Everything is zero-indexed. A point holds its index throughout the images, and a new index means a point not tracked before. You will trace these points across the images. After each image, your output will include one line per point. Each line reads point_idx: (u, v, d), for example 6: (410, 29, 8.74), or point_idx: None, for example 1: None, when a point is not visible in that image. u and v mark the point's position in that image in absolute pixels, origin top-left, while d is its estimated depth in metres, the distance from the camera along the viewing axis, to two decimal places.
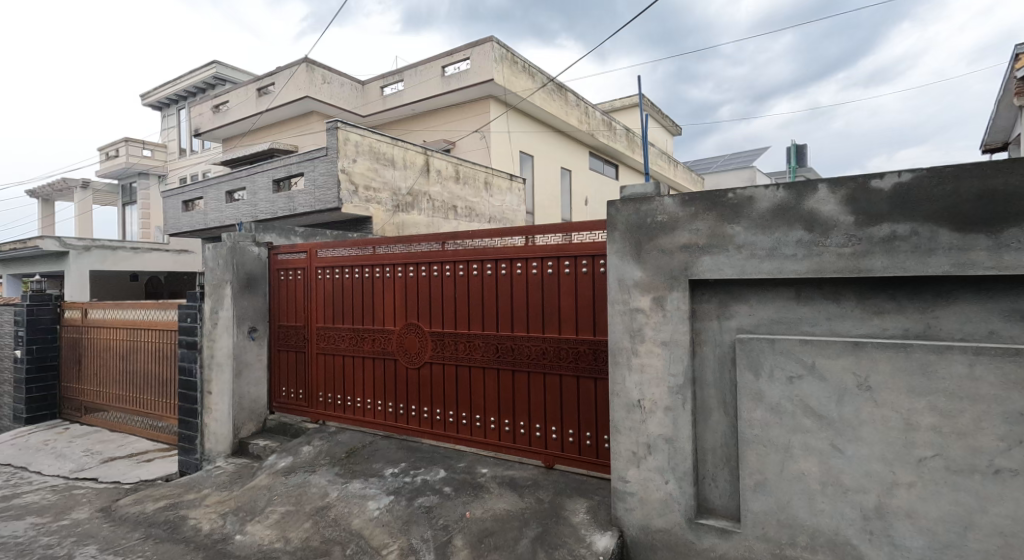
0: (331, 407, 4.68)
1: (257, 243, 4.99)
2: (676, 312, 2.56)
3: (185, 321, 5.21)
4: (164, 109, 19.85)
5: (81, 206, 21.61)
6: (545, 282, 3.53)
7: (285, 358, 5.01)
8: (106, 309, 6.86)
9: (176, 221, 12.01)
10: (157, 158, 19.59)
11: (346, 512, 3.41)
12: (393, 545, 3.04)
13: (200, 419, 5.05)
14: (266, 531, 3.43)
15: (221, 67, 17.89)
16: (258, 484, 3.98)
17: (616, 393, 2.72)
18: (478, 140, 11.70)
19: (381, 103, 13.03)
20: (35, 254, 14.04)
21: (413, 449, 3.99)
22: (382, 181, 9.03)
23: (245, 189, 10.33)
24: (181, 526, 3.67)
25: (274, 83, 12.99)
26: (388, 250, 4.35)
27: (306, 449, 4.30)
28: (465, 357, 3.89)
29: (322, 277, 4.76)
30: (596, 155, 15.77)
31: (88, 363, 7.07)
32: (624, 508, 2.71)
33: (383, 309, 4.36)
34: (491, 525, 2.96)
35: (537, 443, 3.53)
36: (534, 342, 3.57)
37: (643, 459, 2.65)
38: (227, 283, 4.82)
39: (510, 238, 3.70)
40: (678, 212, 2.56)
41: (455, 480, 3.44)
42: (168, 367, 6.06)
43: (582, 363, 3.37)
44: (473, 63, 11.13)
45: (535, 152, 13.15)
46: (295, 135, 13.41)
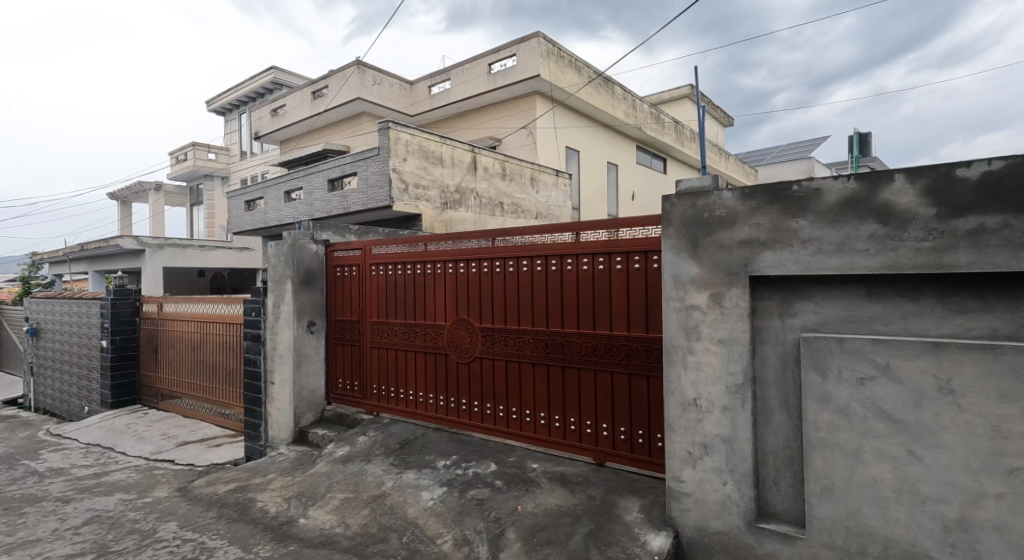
0: (384, 400, 4.81)
1: (315, 241, 5.20)
2: (734, 309, 2.48)
3: (249, 315, 5.48)
4: (227, 114, 20.94)
5: (155, 208, 23.14)
6: (596, 278, 3.50)
7: (342, 351, 5.20)
8: (178, 303, 7.32)
9: (240, 220, 12.64)
10: (221, 160, 20.67)
11: (401, 501, 3.51)
12: (447, 535, 3.11)
13: (264, 408, 5.31)
14: (327, 516, 3.58)
15: (278, 72, 18.69)
16: (318, 472, 4.15)
17: (670, 392, 2.68)
18: (525, 136, 11.71)
19: (430, 102, 13.23)
20: (116, 251, 15.16)
21: (465, 443, 4.05)
22: (431, 179, 9.20)
23: (302, 188, 10.74)
24: (250, 508, 3.89)
25: (328, 86, 13.43)
26: (438, 247, 4.44)
27: (362, 439, 4.45)
28: (514, 352, 3.91)
29: (375, 273, 4.89)
30: (644, 149, 15.45)
31: (163, 353, 7.58)
32: (679, 508, 2.66)
33: (435, 305, 4.45)
34: (542, 520, 2.97)
35: (588, 439, 3.52)
36: (584, 338, 3.55)
37: (699, 459, 2.59)
38: (287, 279, 5.05)
39: (560, 234, 3.70)
40: (738, 207, 2.48)
41: (506, 474, 3.47)
42: (234, 357, 6.42)
43: (634, 360, 3.32)
44: (520, 59, 11.13)
45: (581, 147, 13.02)
46: (348, 136, 13.84)
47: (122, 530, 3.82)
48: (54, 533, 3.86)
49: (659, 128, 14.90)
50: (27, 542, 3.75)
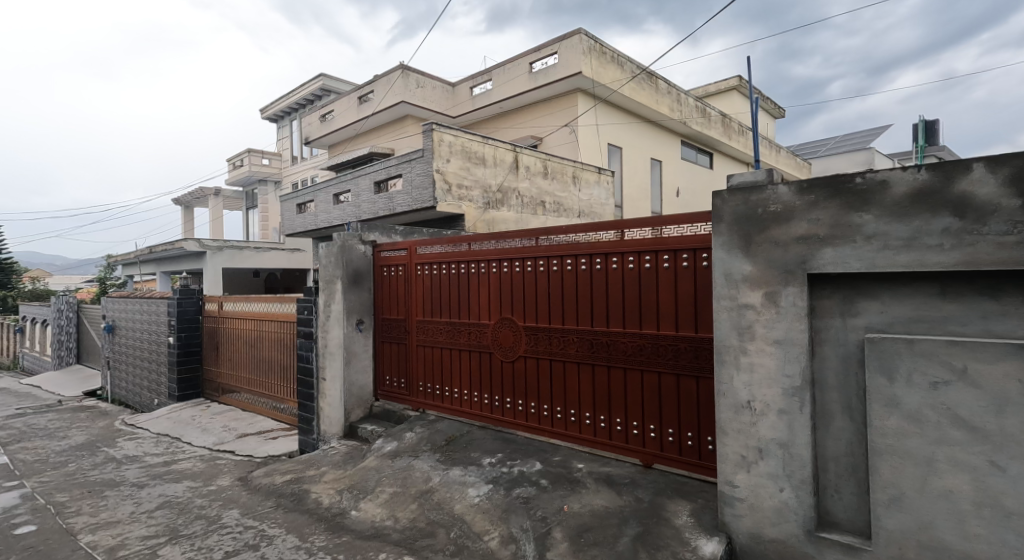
0: (430, 397, 4.89)
1: (362, 242, 5.34)
2: (791, 308, 2.39)
3: (302, 313, 5.69)
4: (279, 121, 21.80)
5: (214, 212, 24.37)
6: (642, 277, 3.45)
7: (389, 349, 5.32)
8: (237, 302, 7.68)
9: (292, 222, 13.13)
10: (274, 165, 21.54)
11: (448, 497, 3.56)
12: (494, 532, 3.13)
13: (316, 403, 5.50)
14: (377, 509, 3.68)
15: (327, 79, 19.31)
16: (368, 466, 4.27)
17: (722, 393, 2.61)
18: (567, 134, 11.64)
19: (472, 103, 13.35)
20: (181, 254, 16.07)
21: (509, 441, 4.08)
22: (473, 180, 9.29)
23: (351, 191, 11.06)
24: (305, 498, 4.04)
25: (373, 91, 13.76)
26: (481, 247, 4.48)
27: (409, 435, 4.55)
28: (559, 352, 3.90)
29: (421, 273, 4.98)
30: (689, 144, 15.07)
31: (223, 349, 7.98)
32: (732, 514, 2.59)
33: (479, 304, 4.49)
34: (589, 520, 2.95)
35: (635, 440, 3.47)
36: (630, 338, 3.50)
37: (753, 463, 2.51)
38: (337, 279, 5.21)
39: (605, 233, 3.66)
40: (795, 201, 2.38)
41: (552, 473, 3.46)
42: (288, 354, 6.68)
43: (683, 361, 3.24)
44: (561, 57, 11.06)
45: (624, 143, 12.83)
46: (393, 139, 14.16)
47: (189, 515, 4.05)
48: (130, 516, 4.14)
49: (705, 122, 14.49)
50: (107, 523, 4.03)
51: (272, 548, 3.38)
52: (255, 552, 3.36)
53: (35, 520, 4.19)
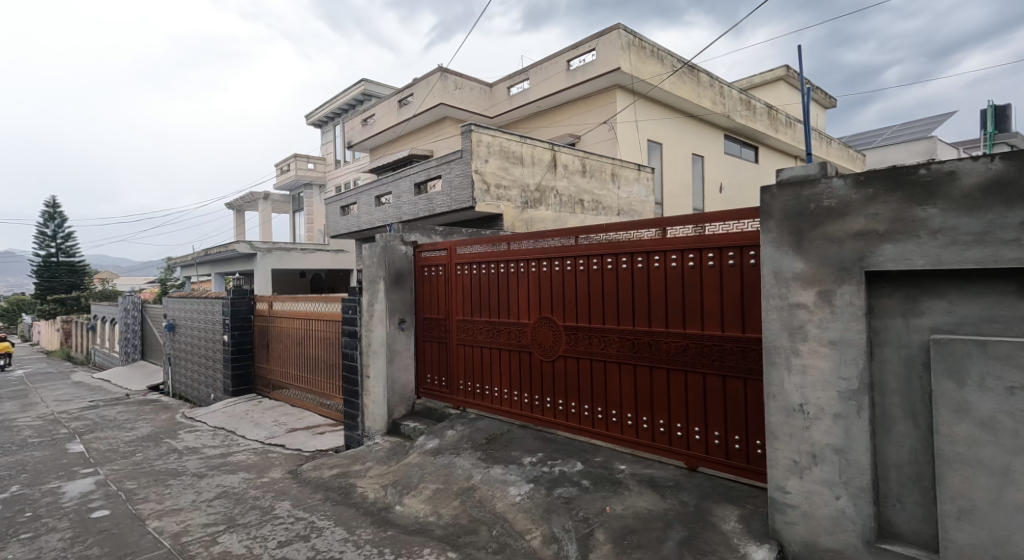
0: (470, 395, 4.93)
1: (404, 242, 5.44)
2: (847, 308, 2.29)
3: (347, 312, 5.84)
4: (323, 126, 22.47)
5: (264, 215, 25.34)
6: (685, 276, 3.38)
7: (430, 347, 5.39)
8: (285, 301, 7.95)
9: (336, 224, 13.50)
10: (319, 169, 22.20)
11: (489, 495, 3.59)
12: (536, 531, 3.13)
13: (360, 400, 5.64)
14: (421, 504, 3.74)
15: (368, 84, 19.76)
16: (411, 462, 4.35)
17: (772, 395, 2.52)
18: (606, 131, 11.51)
19: (510, 103, 13.38)
20: (233, 255, 16.79)
21: (549, 441, 4.07)
22: (512, 179, 9.32)
23: (392, 193, 11.27)
24: (352, 492, 4.15)
25: (413, 94, 13.98)
26: (520, 246, 4.49)
27: (450, 432, 4.61)
28: (599, 351, 3.86)
29: (461, 273, 5.03)
30: (733, 138, 14.65)
31: (273, 347, 8.28)
32: (784, 521, 2.50)
33: (518, 303, 4.49)
34: (633, 523, 2.92)
35: (678, 442, 3.40)
36: (673, 338, 3.43)
37: (806, 469, 2.42)
38: (380, 279, 5.32)
39: (647, 231, 3.61)
40: (851, 196, 2.28)
41: (593, 474, 3.44)
42: (333, 352, 6.87)
43: (729, 361, 3.16)
44: (599, 53, 10.94)
45: (664, 139, 12.58)
46: (433, 141, 14.37)
47: (245, 505, 4.22)
48: (192, 504, 4.35)
49: (750, 115, 14.04)
50: (171, 510, 4.25)
51: (322, 539, 3.49)
52: (306, 542, 3.47)
53: (107, 506, 4.46)
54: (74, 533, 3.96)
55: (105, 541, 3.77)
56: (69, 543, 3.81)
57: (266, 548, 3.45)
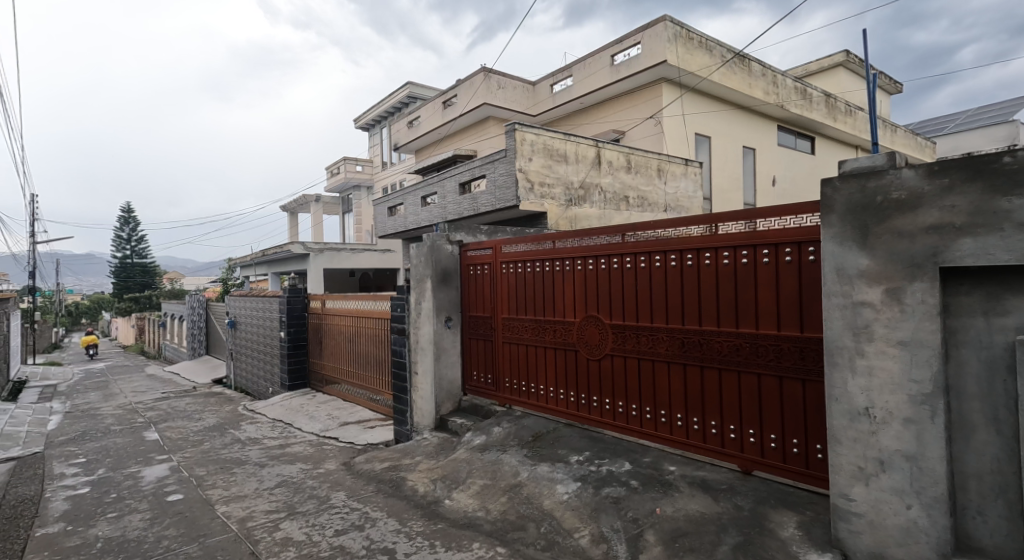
0: (516, 393, 4.95)
1: (450, 242, 5.51)
2: (919, 307, 2.16)
3: (396, 310, 5.96)
4: (371, 130, 23.07)
5: (315, 217, 26.29)
6: (738, 273, 3.27)
7: (476, 345, 5.45)
8: (337, 300, 8.22)
9: (384, 224, 13.83)
10: (367, 172, 22.82)
11: (537, 492, 3.59)
12: (584, 530, 3.11)
13: (409, 396, 5.75)
14: (470, 499, 3.79)
15: (414, 87, 20.15)
16: (459, 457, 4.41)
17: (835, 398, 2.41)
18: (652, 126, 11.29)
19: (553, 101, 13.32)
20: (288, 255, 17.50)
21: (596, 440, 4.03)
22: (556, 177, 9.28)
23: (437, 193, 11.45)
24: (403, 485, 4.25)
25: (457, 95, 14.14)
26: (565, 244, 4.46)
27: (497, 429, 4.65)
28: (647, 351, 3.80)
29: (506, 271, 5.05)
30: (787, 128, 14.05)
31: (325, 343, 8.58)
32: (848, 530, 2.39)
33: (564, 302, 4.47)
34: (684, 525, 2.86)
35: (731, 445, 3.30)
36: (725, 337, 3.33)
37: (873, 476, 2.30)
38: (427, 278, 5.42)
39: (696, 227, 3.52)
40: (924, 187, 2.14)
41: (642, 475, 3.39)
42: (383, 349, 7.05)
43: (785, 362, 3.04)
44: (645, 46, 10.74)
45: (713, 132, 12.22)
46: (477, 141, 14.51)
47: (303, 494, 4.40)
48: (256, 491, 4.56)
49: (806, 104, 13.42)
50: (237, 496, 4.48)
51: (376, 529, 3.58)
52: (361, 532, 3.57)
53: (181, 490, 4.75)
54: (153, 514, 4.23)
55: (180, 523, 4.01)
56: (148, 523, 4.07)
57: (324, 535, 3.58)
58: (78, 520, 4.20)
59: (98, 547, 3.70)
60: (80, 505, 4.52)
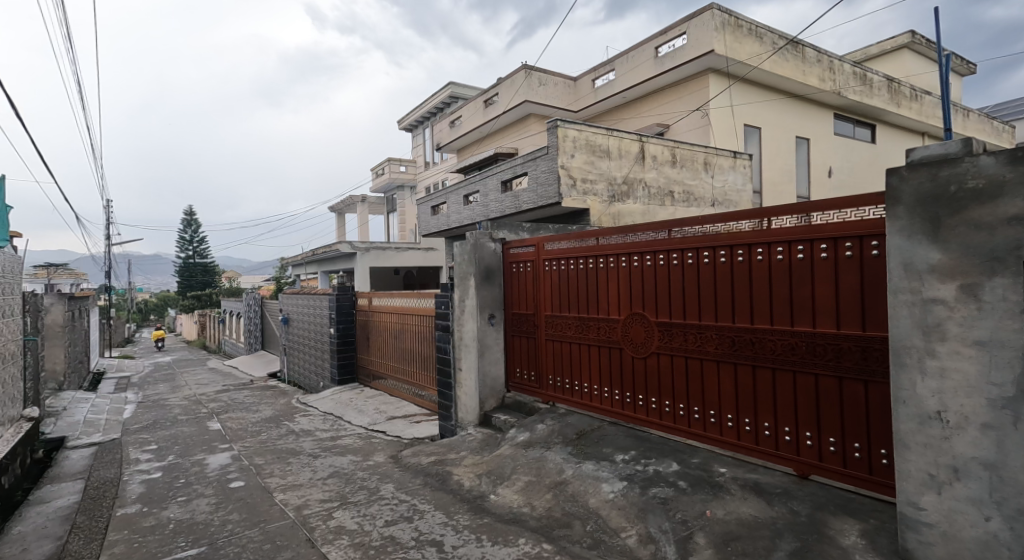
0: (560, 390, 4.93)
1: (493, 239, 5.53)
2: (998, 304, 2.00)
3: (440, 308, 6.04)
4: (414, 130, 23.46)
5: (362, 218, 26.99)
6: (793, 269, 3.14)
7: (519, 342, 5.45)
8: (383, 298, 8.40)
9: (427, 223, 14.04)
10: (410, 172, 23.23)
11: (582, 490, 3.56)
12: (632, 530, 3.06)
13: (453, 392, 5.81)
14: (515, 495, 3.80)
15: (456, 86, 20.35)
16: (503, 453, 4.43)
17: (903, 401, 2.28)
18: (698, 118, 10.98)
19: (595, 96, 13.16)
20: (337, 255, 18.04)
21: (642, 440, 3.96)
22: (598, 173, 9.17)
23: (479, 191, 11.52)
24: (449, 479, 4.31)
25: (498, 94, 14.17)
26: (610, 241, 4.40)
27: (540, 427, 4.64)
28: (696, 349, 3.69)
29: (549, 269, 5.02)
30: (845, 116, 13.37)
31: (372, 339, 8.79)
32: (917, 540, 2.25)
33: (608, 299, 4.41)
34: (736, 529, 2.77)
35: (786, 448, 3.17)
36: (780, 336, 3.20)
37: (946, 485, 2.16)
38: (470, 275, 5.46)
39: (748, 222, 3.39)
40: (1005, 174, 1.98)
41: (691, 475, 3.31)
42: (427, 345, 7.16)
43: (845, 362, 2.89)
44: (691, 36, 10.45)
45: (763, 123, 11.78)
46: (518, 138, 14.51)
47: (354, 484, 4.53)
48: (310, 481, 4.73)
49: (866, 90, 12.73)
50: (293, 485, 4.65)
51: (424, 521, 3.64)
52: (410, 523, 3.64)
53: (242, 477, 4.98)
54: (218, 500, 4.45)
55: (242, 508, 4.21)
56: (214, 507, 4.29)
57: (375, 525, 3.67)
58: (152, 502, 4.47)
59: (170, 528, 3.92)
60: (154, 488, 4.81)
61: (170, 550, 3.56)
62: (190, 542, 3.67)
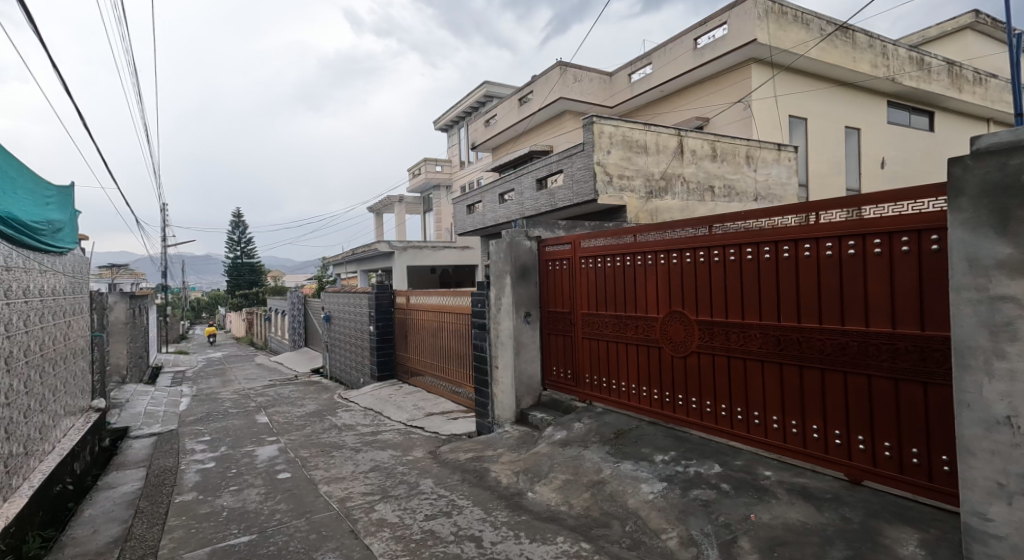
0: (597, 389, 4.87)
1: (529, 237, 5.50)
2: None
3: (477, 306, 6.06)
4: (450, 130, 23.66)
5: (399, 217, 27.44)
6: (843, 265, 3.00)
7: (555, 340, 5.42)
8: (420, 296, 8.51)
9: (463, 222, 14.14)
10: (446, 171, 23.46)
11: (621, 490, 3.51)
12: (672, 532, 2.99)
13: (489, 389, 5.81)
14: (553, 493, 3.78)
15: (491, 85, 20.41)
16: (540, 451, 4.41)
17: (966, 404, 2.15)
18: (739, 111, 10.66)
19: (632, 91, 12.96)
20: (376, 254, 18.39)
21: (682, 440, 3.87)
22: (635, 169, 9.02)
23: (514, 190, 11.52)
24: (486, 476, 4.33)
25: (533, 92, 14.12)
26: (647, 238, 4.32)
27: (578, 425, 4.60)
28: (738, 348, 3.58)
29: (586, 266, 4.97)
30: (899, 104, 12.73)
31: (410, 337, 8.92)
32: (984, 552, 2.12)
33: (646, 297, 4.33)
34: (783, 534, 2.67)
35: (837, 452, 3.04)
36: (829, 336, 3.06)
37: (1016, 495, 2.02)
38: (506, 273, 5.46)
39: (794, 216, 3.27)
40: None
41: (734, 478, 3.21)
42: (464, 343, 7.21)
43: (902, 362, 2.74)
44: (732, 26, 10.14)
45: (809, 113, 11.33)
46: (554, 136, 14.44)
47: (394, 478, 4.60)
48: (352, 474, 4.83)
49: (923, 75, 12.07)
50: (337, 478, 4.77)
51: (463, 516, 3.66)
52: (450, 518, 3.67)
53: (288, 469, 5.14)
54: (267, 490, 4.60)
55: (289, 499, 4.34)
56: (264, 497, 4.44)
57: (415, 519, 3.71)
58: (206, 490, 4.66)
59: (224, 515, 4.07)
60: (208, 477, 5.02)
61: (224, 537, 3.70)
62: (242, 530, 3.80)
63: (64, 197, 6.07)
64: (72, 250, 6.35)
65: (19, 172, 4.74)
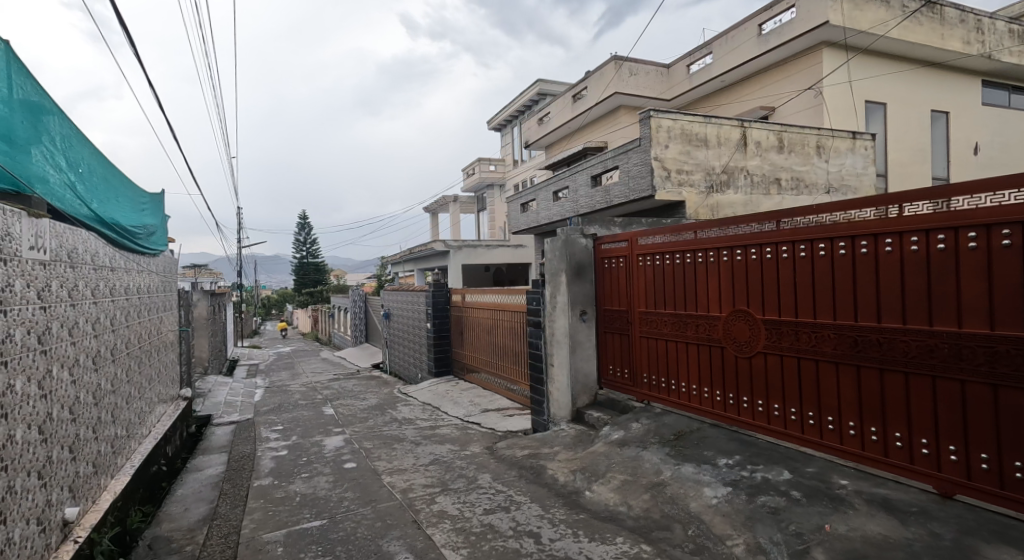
0: (656, 389, 4.75)
1: (584, 235, 5.46)
2: None
3: (531, 304, 6.05)
4: (503, 130, 23.81)
5: (454, 217, 27.91)
6: (931, 261, 2.77)
7: (612, 339, 5.33)
8: (475, 294, 8.60)
9: (517, 221, 14.18)
10: (499, 171, 23.64)
11: (682, 493, 3.40)
12: (738, 539, 2.88)
13: (545, 387, 5.79)
14: (610, 493, 3.72)
15: (544, 83, 20.37)
16: (597, 450, 4.35)
17: None
18: (809, 98, 10.11)
19: (690, 83, 12.58)
20: (432, 253, 18.77)
21: (748, 444, 3.71)
22: (695, 163, 8.73)
23: (569, 187, 11.43)
24: (543, 473, 4.32)
25: (587, 87, 13.96)
26: (708, 234, 4.17)
27: (636, 425, 4.52)
28: (810, 348, 3.39)
29: (643, 264, 4.86)
30: (996, 84, 11.66)
31: (466, 334, 9.04)
32: None
33: (708, 295, 4.18)
34: (862, 547, 2.51)
35: (924, 462, 2.81)
36: (914, 337, 2.84)
37: None
38: (561, 271, 5.42)
39: (873, 209, 3.05)
40: None
41: (806, 485, 3.04)
42: (519, 341, 7.23)
43: (1001, 367, 2.50)
44: (801, 9, 9.63)
45: (889, 98, 10.59)
46: (609, 132, 14.23)
47: (453, 472, 4.68)
48: (413, 466, 4.95)
49: None
50: (399, 469, 4.90)
51: (521, 512, 3.67)
52: (508, 513, 3.69)
53: (354, 459, 5.34)
54: (334, 478, 4.80)
55: (355, 487, 4.50)
56: (332, 484, 4.63)
57: (475, 512, 3.75)
58: (281, 476, 4.92)
59: (296, 500, 4.28)
60: (282, 464, 5.30)
61: (298, 520, 3.88)
62: (314, 514, 3.98)
63: (157, 203, 6.57)
64: (163, 252, 6.87)
65: (121, 182, 5.20)
